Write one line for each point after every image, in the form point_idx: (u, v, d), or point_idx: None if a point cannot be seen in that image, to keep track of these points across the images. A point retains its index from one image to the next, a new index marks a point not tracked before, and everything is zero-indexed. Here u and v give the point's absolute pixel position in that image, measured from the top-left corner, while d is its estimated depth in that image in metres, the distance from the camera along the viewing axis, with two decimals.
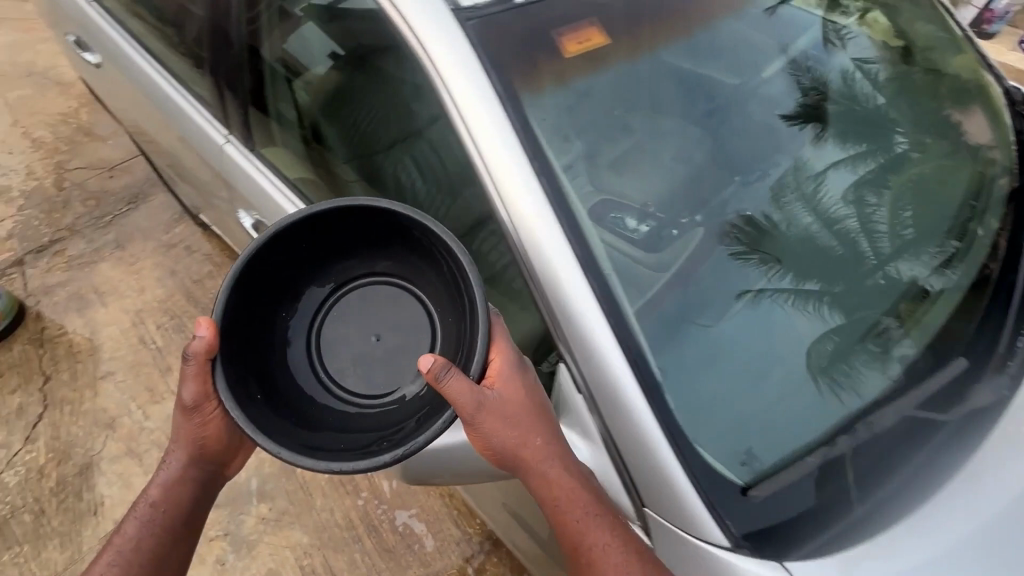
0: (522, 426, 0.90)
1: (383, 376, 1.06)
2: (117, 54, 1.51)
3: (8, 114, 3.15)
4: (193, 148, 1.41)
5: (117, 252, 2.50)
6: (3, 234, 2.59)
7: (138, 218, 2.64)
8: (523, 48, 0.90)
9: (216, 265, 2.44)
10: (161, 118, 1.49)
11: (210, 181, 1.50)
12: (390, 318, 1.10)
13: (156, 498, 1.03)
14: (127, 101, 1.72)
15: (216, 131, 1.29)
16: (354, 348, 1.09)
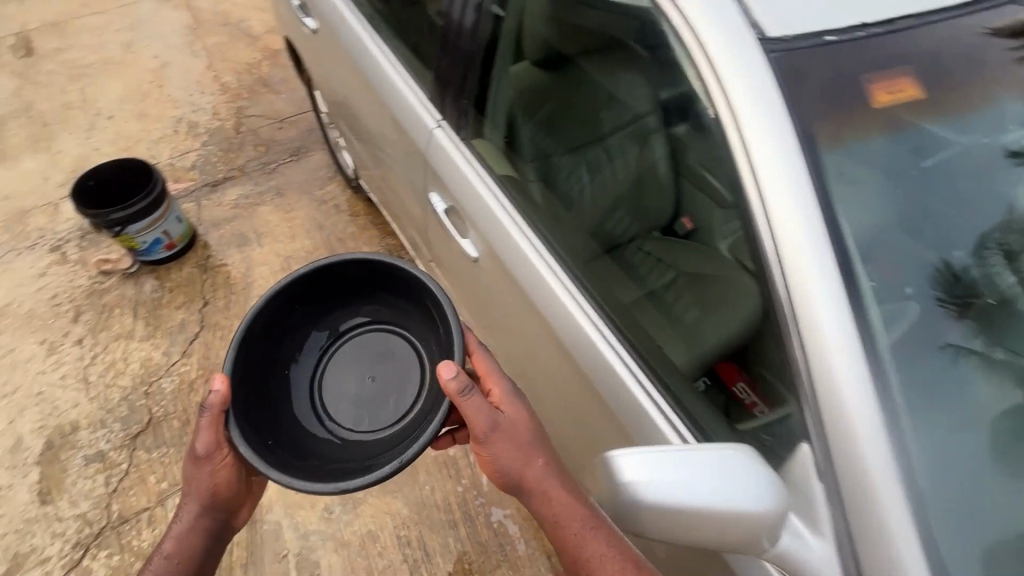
0: (524, 447, 1.02)
1: (380, 410, 1.21)
2: (339, 23, 1.58)
3: (204, 58, 3.50)
4: (396, 124, 1.43)
5: (276, 199, 2.71)
6: (187, 164, 2.88)
7: (298, 171, 2.84)
8: (836, 93, 0.75)
9: (358, 229, 2.58)
10: (369, 89, 1.53)
11: (402, 157, 1.52)
12: (381, 361, 1.26)
13: (170, 551, 1.16)
14: (332, 67, 1.82)
15: (429, 115, 1.28)
16: (352, 386, 1.25)
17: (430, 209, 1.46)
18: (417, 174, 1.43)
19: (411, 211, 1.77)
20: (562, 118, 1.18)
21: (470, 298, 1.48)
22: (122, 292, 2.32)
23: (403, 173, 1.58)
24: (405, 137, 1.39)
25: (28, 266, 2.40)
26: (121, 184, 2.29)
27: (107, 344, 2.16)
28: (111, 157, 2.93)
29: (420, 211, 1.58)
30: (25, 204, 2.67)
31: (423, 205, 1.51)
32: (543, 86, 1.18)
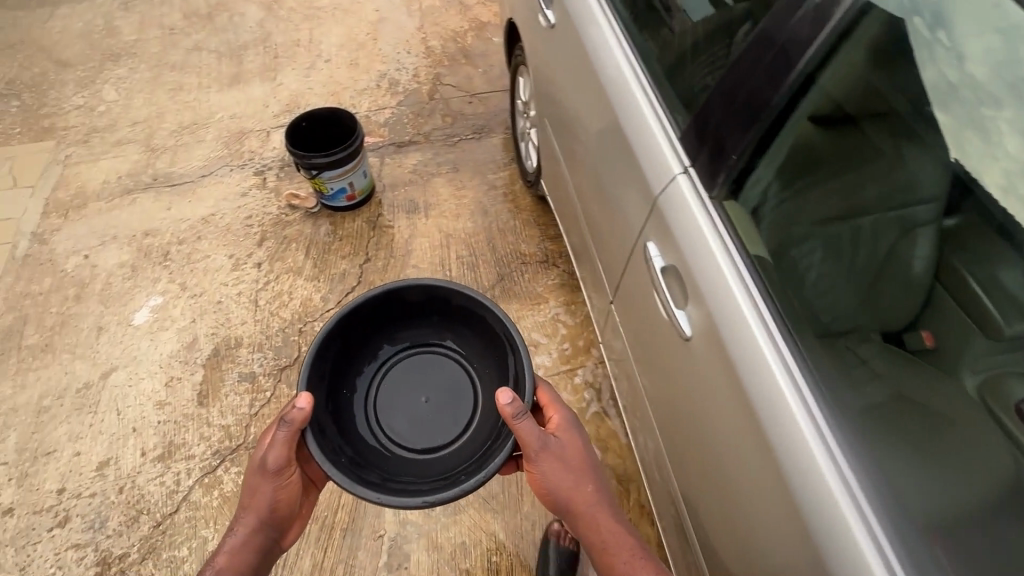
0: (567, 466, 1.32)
1: (437, 418, 1.69)
2: (590, 28, 1.46)
3: (418, 20, 3.63)
4: (626, 154, 1.29)
5: (451, 173, 2.73)
6: (380, 119, 3.00)
7: (477, 150, 2.84)
8: None
9: (521, 223, 2.51)
10: (605, 107, 1.39)
11: (619, 188, 1.38)
12: (429, 383, 1.73)
13: (223, 564, 1.35)
14: (562, 67, 1.72)
15: (677, 161, 1.11)
16: (407, 401, 1.71)
17: (637, 252, 1.31)
18: (635, 214, 1.27)
19: (605, 235, 1.63)
20: (823, 191, 0.96)
21: (653, 356, 1.33)
22: (302, 230, 2.50)
23: (613, 202, 1.44)
24: (633, 173, 1.24)
25: (235, 184, 2.68)
26: (325, 131, 2.42)
27: (279, 275, 2.33)
28: (320, 98, 3.15)
29: (621, 245, 1.44)
30: (245, 126, 2.98)
31: (629, 244, 1.37)
32: (816, 147, 0.95)
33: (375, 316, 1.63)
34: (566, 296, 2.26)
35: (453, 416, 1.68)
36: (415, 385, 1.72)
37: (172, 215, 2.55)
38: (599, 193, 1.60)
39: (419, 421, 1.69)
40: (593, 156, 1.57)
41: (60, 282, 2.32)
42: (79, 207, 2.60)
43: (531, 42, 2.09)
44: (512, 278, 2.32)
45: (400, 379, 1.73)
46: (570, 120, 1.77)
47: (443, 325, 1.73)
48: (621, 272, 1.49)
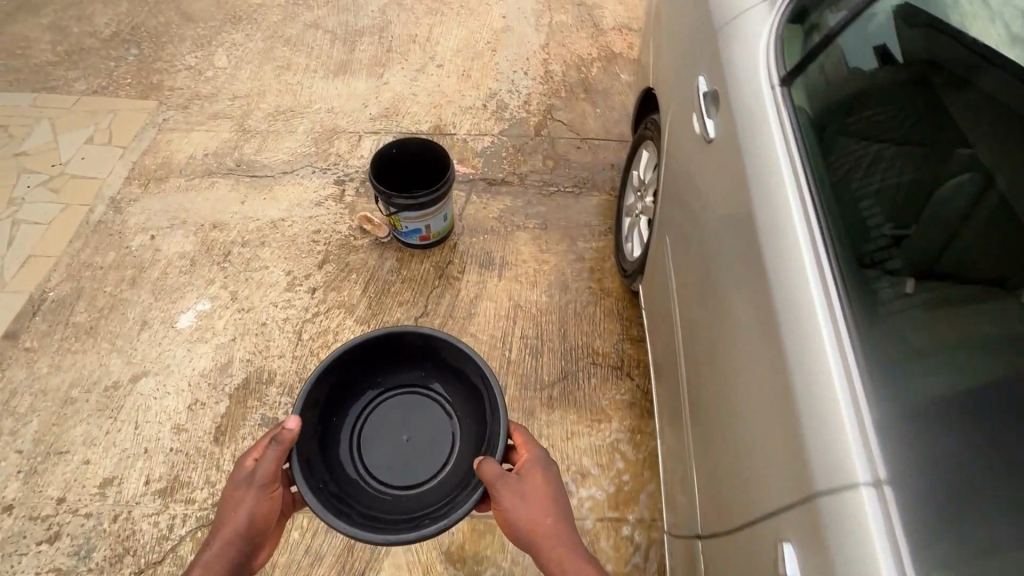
0: (530, 503, 1.32)
1: (416, 461, 1.64)
2: (764, 176, 1.10)
3: (543, 36, 3.30)
4: (777, 377, 0.96)
5: (538, 230, 2.43)
6: (477, 147, 2.73)
7: (573, 209, 2.52)
8: None
9: (602, 313, 2.19)
10: (757, 288, 1.06)
11: (748, 396, 1.06)
12: (415, 424, 1.69)
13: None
14: (702, 187, 1.37)
15: (868, 471, 0.79)
16: (391, 437, 1.67)
17: (753, 492, 1.01)
18: (767, 455, 0.97)
19: (704, 403, 1.32)
20: None
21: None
22: (366, 260, 2.30)
23: (732, 397, 1.13)
24: (785, 413, 0.92)
25: (313, 190, 2.53)
26: (414, 161, 2.20)
27: (330, 308, 2.15)
28: (420, 107, 2.93)
29: (728, 450, 1.14)
30: (339, 125, 2.81)
31: (741, 465, 1.07)
32: None
33: (377, 353, 1.63)
34: (632, 420, 1.93)
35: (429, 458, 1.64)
36: (398, 423, 1.68)
37: (243, 211, 2.43)
38: (709, 357, 1.28)
39: (399, 459, 1.64)
40: (714, 316, 1.26)
41: (121, 259, 2.27)
42: (159, 179, 2.54)
43: (669, 120, 1.71)
44: (576, 380, 2.01)
45: (385, 415, 1.69)
46: (693, 246, 1.44)
47: (438, 372, 1.68)
48: (717, 469, 1.20)
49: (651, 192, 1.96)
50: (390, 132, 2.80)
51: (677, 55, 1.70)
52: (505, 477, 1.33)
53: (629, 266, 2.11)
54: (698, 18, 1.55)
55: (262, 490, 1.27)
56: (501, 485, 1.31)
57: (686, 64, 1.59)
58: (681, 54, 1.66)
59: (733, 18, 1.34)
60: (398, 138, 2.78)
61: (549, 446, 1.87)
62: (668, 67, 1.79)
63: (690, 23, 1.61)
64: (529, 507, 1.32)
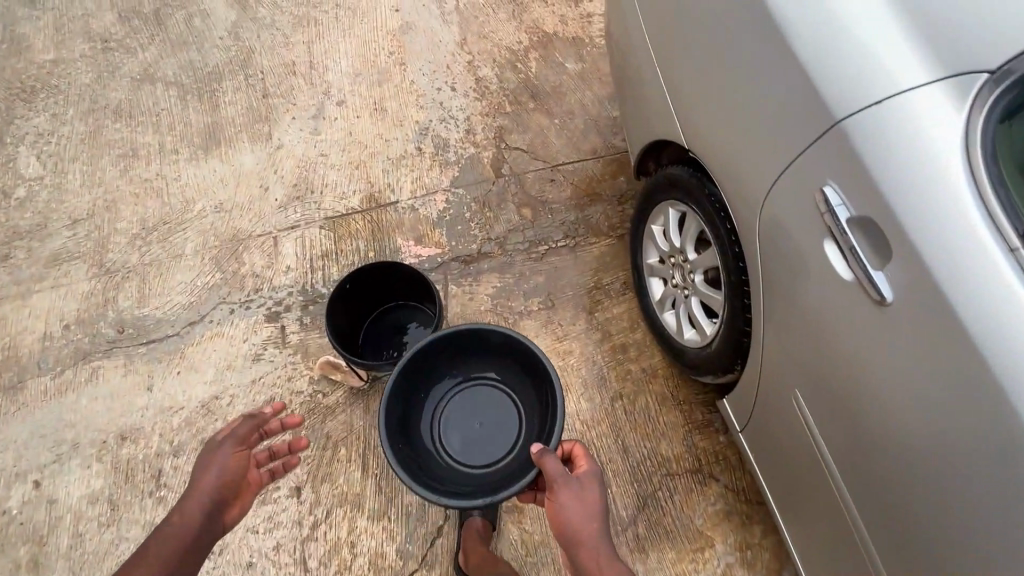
0: (583, 508, 1.22)
1: (485, 450, 1.55)
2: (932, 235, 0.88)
3: (457, 26, 2.58)
4: (995, 454, 0.85)
5: (546, 312, 1.98)
6: (433, 214, 2.14)
7: (575, 270, 2.06)
8: None
9: (656, 404, 1.83)
10: (935, 354, 0.89)
11: (928, 462, 0.95)
12: (484, 414, 1.59)
13: (171, 526, 1.14)
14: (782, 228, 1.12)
15: None
16: (464, 426, 1.58)
17: (942, 542, 0.97)
18: (978, 522, 0.90)
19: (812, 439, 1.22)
20: None
21: None
22: (351, 421, 1.76)
23: (887, 455, 1.02)
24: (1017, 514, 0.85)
25: (241, 340, 1.88)
26: (369, 288, 1.65)
27: (330, 510, 1.64)
28: (337, 172, 2.24)
29: (883, 498, 1.06)
30: (240, 228, 2.09)
31: (915, 518, 1.00)
32: None
33: (447, 350, 1.51)
34: (736, 533, 1.64)
35: (497, 445, 1.55)
36: (473, 412, 1.59)
37: (156, 402, 1.77)
38: (821, 396, 1.13)
39: (471, 443, 1.56)
40: (830, 360, 1.08)
41: (6, 533, 1.60)
42: (11, 388, 1.79)
43: (727, 177, 1.26)
44: (659, 505, 1.68)
45: (460, 400, 1.60)
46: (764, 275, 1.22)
47: (501, 361, 1.55)
48: (859, 509, 1.14)
49: (699, 270, 1.55)
50: (311, 221, 2.12)
51: (721, 113, 1.24)
52: (567, 477, 1.25)
53: (680, 354, 1.72)
54: (773, 71, 1.10)
55: (236, 446, 1.28)
56: (561, 480, 1.23)
57: (751, 133, 1.17)
58: (732, 116, 1.21)
59: (877, 105, 0.94)
60: (326, 225, 2.11)
61: None
62: (697, 122, 1.32)
63: (747, 74, 1.16)
64: (579, 508, 1.23)
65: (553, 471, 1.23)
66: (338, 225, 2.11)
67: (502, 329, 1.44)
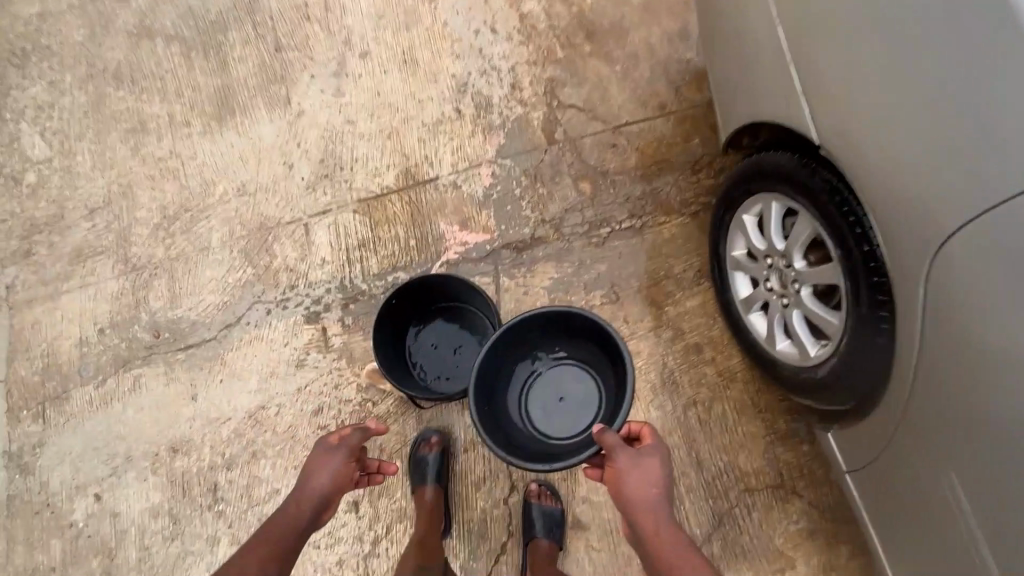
0: (647, 484, 0.96)
1: (566, 422, 1.29)
2: None
3: None
4: None
5: (609, 306, 1.77)
6: (478, 192, 1.89)
7: (641, 255, 1.81)
8: None
9: (733, 411, 1.65)
10: (994, 318, 0.87)
11: (1013, 439, 0.88)
12: (566, 387, 1.31)
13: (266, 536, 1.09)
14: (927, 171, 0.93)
15: None
16: (544, 400, 1.33)
17: None
18: None
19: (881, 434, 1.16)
20: None
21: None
22: (403, 432, 1.66)
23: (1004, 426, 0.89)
24: None
25: (281, 344, 1.76)
26: (418, 300, 1.50)
27: (389, 526, 1.59)
28: (367, 144, 1.97)
29: (982, 472, 0.94)
30: (268, 214, 1.91)
31: (1011, 496, 0.90)
32: None
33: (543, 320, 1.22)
34: (821, 554, 1.52)
35: (576, 425, 1.28)
36: (555, 382, 1.32)
37: (203, 412, 1.70)
38: (935, 351, 0.97)
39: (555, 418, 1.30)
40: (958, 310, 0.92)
41: (75, 544, 1.61)
42: (55, 398, 1.73)
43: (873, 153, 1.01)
44: (735, 523, 1.56)
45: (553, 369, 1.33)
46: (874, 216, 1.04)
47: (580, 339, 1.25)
48: (957, 498, 1.01)
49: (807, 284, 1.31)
50: (343, 204, 1.91)
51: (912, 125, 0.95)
52: (627, 447, 0.99)
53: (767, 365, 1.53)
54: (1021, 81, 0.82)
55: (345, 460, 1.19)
56: (622, 454, 0.97)
57: (931, 127, 0.92)
58: (913, 124, 0.95)
59: None
60: (359, 208, 1.90)
61: None
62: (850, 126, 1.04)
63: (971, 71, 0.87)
64: (642, 484, 0.97)
65: (614, 441, 0.97)
66: (373, 208, 1.90)
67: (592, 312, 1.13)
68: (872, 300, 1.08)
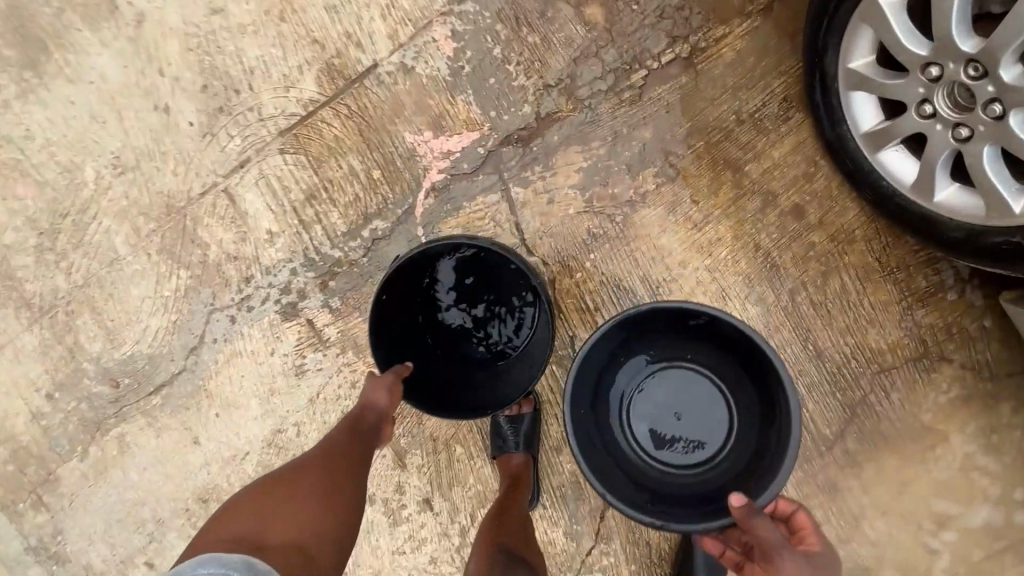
0: None
1: (673, 450, 1.21)
2: None
3: None
4: None
5: (667, 186, 1.27)
6: (442, 70, 1.28)
7: (699, 99, 1.25)
8: None
9: (856, 281, 1.26)
10: None
11: None
12: (689, 404, 1.22)
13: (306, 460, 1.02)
14: None
15: None
16: (656, 413, 1.23)
17: None
18: None
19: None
20: None
21: None
22: None
23: None
24: None
25: (267, 354, 1.38)
26: (407, 278, 1.21)
27: (473, 513, 1.38)
28: (257, 41, 1.32)
29: None
30: (172, 191, 1.36)
31: None
32: None
33: (723, 330, 1.10)
34: (977, 417, 1.28)
35: (687, 456, 1.21)
36: (675, 395, 1.23)
37: (214, 453, 1.41)
38: None
39: (665, 441, 1.22)
40: None
41: None
42: (43, 483, 1.45)
43: None
44: (872, 410, 1.29)
45: (694, 378, 1.22)
46: None
47: (723, 354, 1.15)
48: None
49: (996, 126, 0.87)
50: (262, 145, 1.33)
51: None
52: (782, 544, 0.85)
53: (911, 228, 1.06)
54: None
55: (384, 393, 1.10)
56: (774, 549, 0.85)
57: None
58: None
59: None
60: (286, 144, 1.33)
61: (883, 509, 1.31)
62: None
63: None
64: None
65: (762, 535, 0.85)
66: (306, 139, 1.32)
67: (776, 353, 1.00)
68: None
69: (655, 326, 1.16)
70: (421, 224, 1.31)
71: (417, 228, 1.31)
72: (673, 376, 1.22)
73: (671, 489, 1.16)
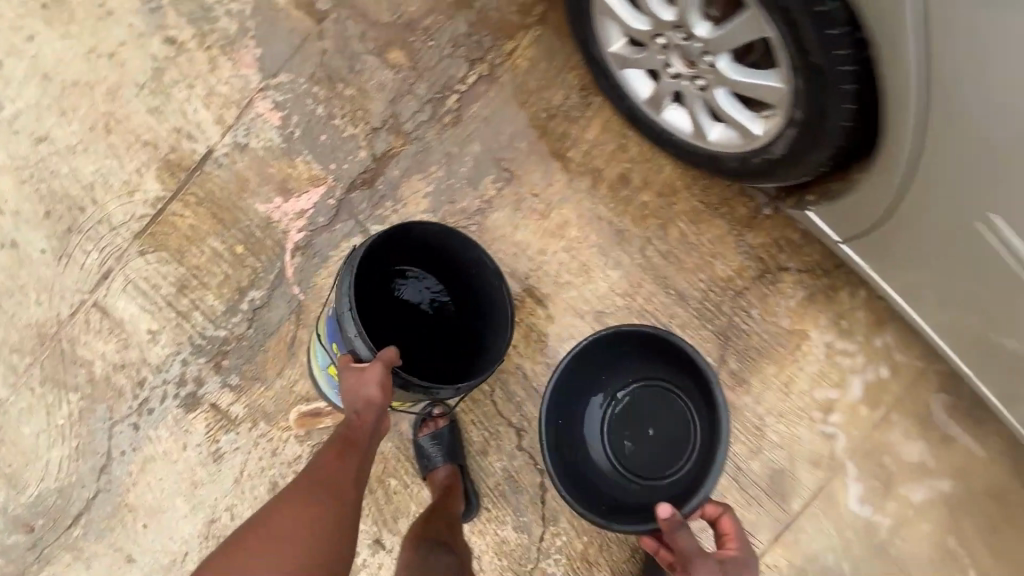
0: None
1: (645, 466, 1.31)
2: None
3: None
4: None
5: (507, 187, 1.40)
6: (275, 139, 1.36)
7: (509, 107, 1.39)
8: None
9: (691, 225, 1.43)
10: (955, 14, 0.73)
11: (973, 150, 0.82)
12: (666, 420, 1.31)
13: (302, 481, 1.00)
14: None
15: None
16: (635, 430, 1.33)
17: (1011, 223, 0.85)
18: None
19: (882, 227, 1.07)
20: None
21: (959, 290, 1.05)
22: (378, 450, 1.42)
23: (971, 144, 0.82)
24: None
25: (180, 450, 1.38)
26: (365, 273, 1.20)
27: None
28: (91, 158, 1.36)
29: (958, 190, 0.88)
30: (42, 320, 1.36)
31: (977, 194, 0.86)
32: None
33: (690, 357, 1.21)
34: (825, 310, 1.46)
35: (658, 471, 1.29)
36: (653, 410, 1.32)
37: (150, 567, 1.37)
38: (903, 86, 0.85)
39: (641, 454, 1.31)
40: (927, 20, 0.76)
41: None
42: None
43: None
44: (740, 330, 1.45)
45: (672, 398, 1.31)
46: None
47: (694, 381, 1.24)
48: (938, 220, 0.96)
49: (717, 72, 1.04)
50: (120, 252, 1.36)
51: None
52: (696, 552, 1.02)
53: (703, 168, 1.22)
54: None
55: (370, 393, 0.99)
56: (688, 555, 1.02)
57: None
58: None
59: None
60: (144, 246, 1.36)
61: (778, 413, 1.46)
62: None
63: None
64: None
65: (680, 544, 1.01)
66: (163, 235, 1.36)
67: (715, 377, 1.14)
68: (827, 55, 0.88)
69: (632, 346, 1.29)
70: (294, 282, 1.36)
71: (292, 287, 1.36)
72: (654, 392, 1.32)
73: (630, 496, 1.27)
